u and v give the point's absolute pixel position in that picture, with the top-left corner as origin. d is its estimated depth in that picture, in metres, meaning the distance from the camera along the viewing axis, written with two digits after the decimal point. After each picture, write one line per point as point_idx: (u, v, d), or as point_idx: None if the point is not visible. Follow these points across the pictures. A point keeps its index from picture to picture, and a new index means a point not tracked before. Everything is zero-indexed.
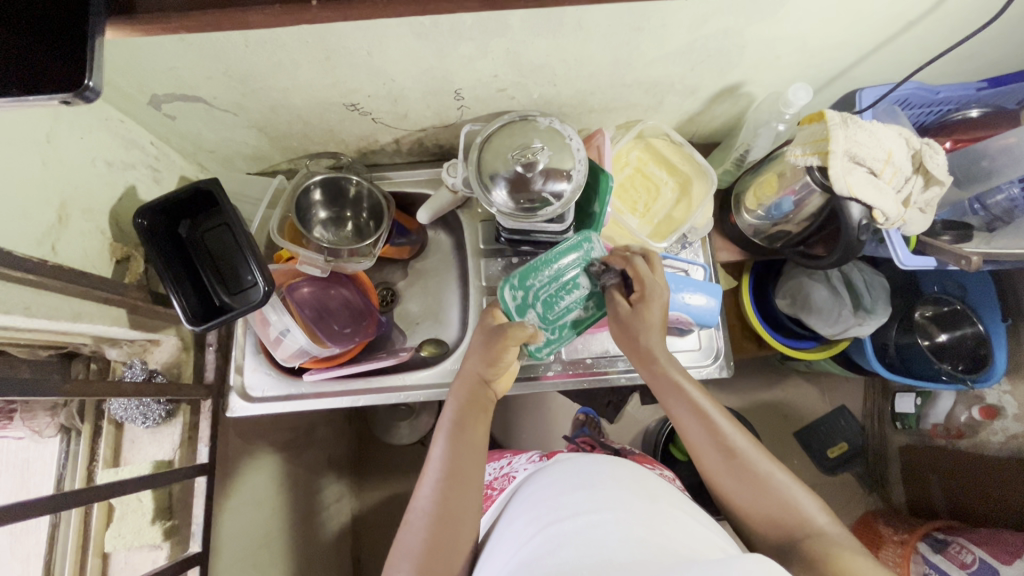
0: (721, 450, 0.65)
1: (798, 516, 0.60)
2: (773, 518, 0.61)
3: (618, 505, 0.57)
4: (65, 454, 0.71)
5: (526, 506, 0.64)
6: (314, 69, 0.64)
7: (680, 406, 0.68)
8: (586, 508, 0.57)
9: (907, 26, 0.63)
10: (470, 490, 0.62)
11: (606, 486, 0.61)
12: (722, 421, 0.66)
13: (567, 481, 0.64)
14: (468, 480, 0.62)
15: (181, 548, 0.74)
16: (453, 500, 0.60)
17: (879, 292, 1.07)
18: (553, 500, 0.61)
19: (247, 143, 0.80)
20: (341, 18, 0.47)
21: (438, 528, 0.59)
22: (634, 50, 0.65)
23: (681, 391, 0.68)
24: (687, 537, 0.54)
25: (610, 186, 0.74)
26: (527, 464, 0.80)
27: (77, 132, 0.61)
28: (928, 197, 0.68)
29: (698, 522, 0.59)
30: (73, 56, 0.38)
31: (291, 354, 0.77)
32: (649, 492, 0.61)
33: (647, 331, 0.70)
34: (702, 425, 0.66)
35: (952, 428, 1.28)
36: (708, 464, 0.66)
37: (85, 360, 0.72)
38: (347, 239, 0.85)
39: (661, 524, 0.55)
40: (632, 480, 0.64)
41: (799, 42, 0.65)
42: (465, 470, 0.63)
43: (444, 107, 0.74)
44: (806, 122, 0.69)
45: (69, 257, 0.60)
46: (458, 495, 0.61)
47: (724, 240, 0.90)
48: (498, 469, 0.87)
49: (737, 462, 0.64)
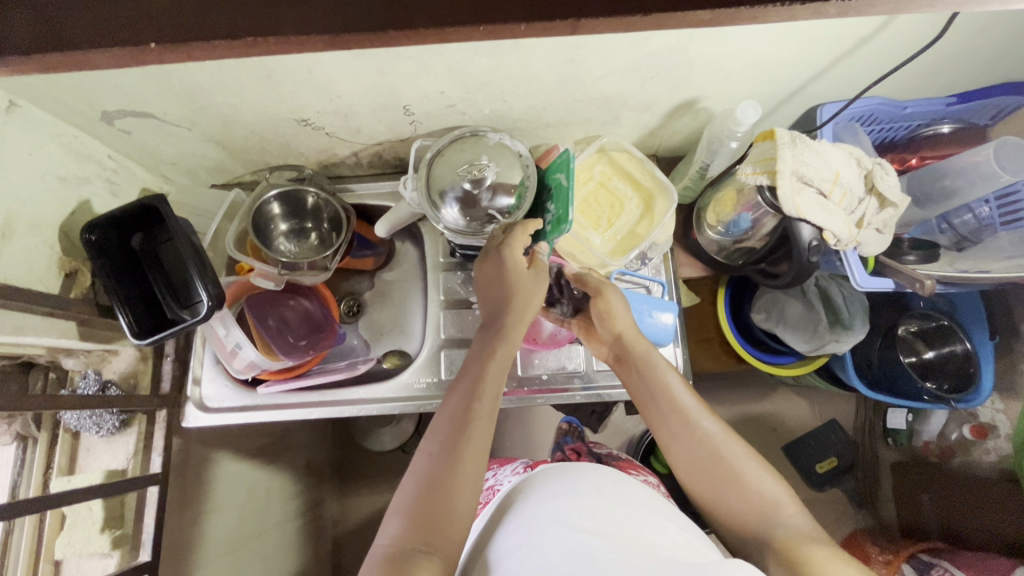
0: (687, 434, 0.64)
1: (767, 499, 0.60)
2: (741, 499, 0.61)
3: (599, 511, 0.56)
4: (19, 461, 0.70)
5: (503, 515, 0.63)
6: (257, 87, 0.64)
7: (652, 390, 0.67)
8: (568, 513, 0.55)
9: (860, 43, 0.61)
10: (481, 424, 0.58)
11: (587, 490, 0.59)
12: (690, 405, 0.65)
13: (547, 487, 0.62)
14: (478, 424, 0.58)
15: (132, 556, 0.75)
16: (464, 449, 0.56)
17: (857, 308, 1.02)
18: (535, 508, 0.58)
19: (207, 156, 0.80)
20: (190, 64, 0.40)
21: (440, 466, 0.55)
22: (579, 67, 0.63)
23: (652, 375, 0.67)
24: (667, 540, 0.54)
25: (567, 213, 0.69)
26: (512, 477, 0.75)
27: (23, 148, 0.62)
28: (884, 218, 0.66)
29: (678, 527, 0.58)
30: None
31: (244, 366, 0.79)
32: (628, 498, 0.60)
33: (625, 318, 0.71)
34: (671, 411, 0.65)
35: (944, 446, 1.24)
36: (673, 446, 0.65)
37: (42, 369, 0.73)
38: (310, 251, 0.86)
39: (642, 532, 0.54)
40: (612, 484, 0.62)
41: (748, 60, 0.63)
42: (479, 416, 0.58)
43: (396, 122, 0.74)
44: (759, 140, 0.67)
45: (13, 272, 0.62)
46: (470, 441, 0.57)
47: (688, 254, 0.89)
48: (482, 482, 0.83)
49: (703, 446, 0.63)
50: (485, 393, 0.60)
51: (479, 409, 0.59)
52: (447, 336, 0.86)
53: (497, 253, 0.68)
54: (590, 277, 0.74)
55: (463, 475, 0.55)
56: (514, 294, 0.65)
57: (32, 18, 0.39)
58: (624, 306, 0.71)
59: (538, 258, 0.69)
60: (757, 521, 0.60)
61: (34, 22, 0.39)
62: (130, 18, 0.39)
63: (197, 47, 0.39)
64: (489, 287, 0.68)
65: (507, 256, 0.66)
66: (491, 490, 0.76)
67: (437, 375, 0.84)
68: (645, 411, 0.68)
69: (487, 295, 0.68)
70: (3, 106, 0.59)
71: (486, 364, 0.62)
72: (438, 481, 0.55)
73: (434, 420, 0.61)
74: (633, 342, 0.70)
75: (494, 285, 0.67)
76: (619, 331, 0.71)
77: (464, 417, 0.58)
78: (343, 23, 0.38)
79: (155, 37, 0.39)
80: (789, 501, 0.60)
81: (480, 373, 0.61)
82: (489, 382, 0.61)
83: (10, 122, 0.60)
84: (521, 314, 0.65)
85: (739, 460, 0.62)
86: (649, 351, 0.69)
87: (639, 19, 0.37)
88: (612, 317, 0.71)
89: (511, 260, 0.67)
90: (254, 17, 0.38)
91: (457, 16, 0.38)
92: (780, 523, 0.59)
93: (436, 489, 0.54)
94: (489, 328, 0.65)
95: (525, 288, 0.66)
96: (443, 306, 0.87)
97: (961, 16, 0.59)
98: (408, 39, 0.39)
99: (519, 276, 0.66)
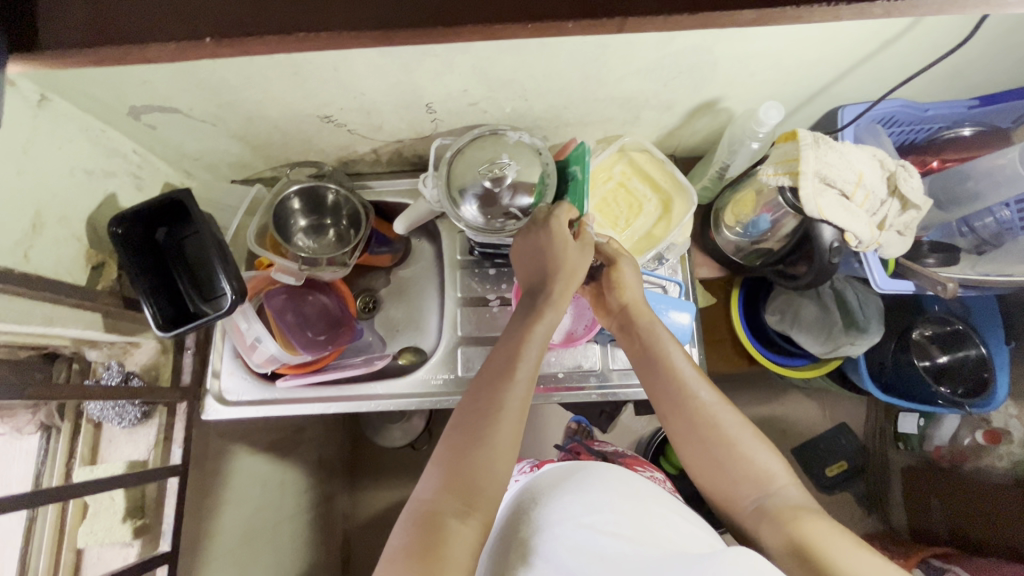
0: (685, 402, 0.65)
1: (764, 469, 0.61)
2: (735, 468, 0.62)
3: (606, 505, 0.56)
4: (42, 452, 0.71)
5: (511, 509, 0.63)
6: (284, 83, 0.65)
7: (653, 360, 0.68)
8: (575, 510, 0.56)
9: (885, 44, 0.61)
10: (519, 385, 0.59)
11: (594, 486, 0.60)
12: (689, 375, 0.66)
13: (554, 483, 0.62)
14: (521, 381, 0.60)
15: (153, 546, 0.76)
16: (505, 403, 0.58)
17: (873, 311, 1.01)
18: (543, 504, 0.59)
19: (230, 152, 0.81)
20: (239, 58, 0.41)
21: (481, 423, 0.57)
22: (602, 66, 0.64)
23: (655, 344, 0.68)
24: (674, 534, 0.54)
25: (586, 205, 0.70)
26: (520, 474, 0.76)
27: (54, 142, 0.63)
28: (906, 220, 0.65)
29: (685, 520, 0.58)
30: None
31: (264, 360, 0.80)
32: (636, 491, 0.60)
33: (632, 287, 0.71)
34: (671, 378, 0.66)
35: (956, 451, 1.24)
36: (671, 415, 0.66)
37: (66, 360, 0.73)
38: (328, 247, 0.86)
39: (650, 525, 0.54)
40: (620, 480, 0.62)
41: (771, 61, 0.63)
42: (521, 378, 0.60)
43: (418, 120, 0.75)
44: (782, 140, 0.67)
45: (42, 263, 0.62)
46: (511, 398, 0.58)
47: (705, 255, 0.89)
48: None
49: (699, 414, 0.64)
50: (525, 356, 0.61)
51: (522, 370, 0.60)
52: (464, 334, 0.86)
53: (544, 226, 0.67)
54: (609, 246, 0.73)
55: (502, 434, 0.56)
56: (559, 265, 0.65)
57: (90, 13, 0.40)
58: (636, 278, 0.71)
59: (583, 232, 0.69)
60: (751, 489, 0.61)
61: (94, 18, 0.40)
62: (186, 14, 0.40)
63: (250, 42, 0.40)
64: (530, 259, 0.69)
65: (554, 230, 0.66)
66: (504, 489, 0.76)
67: (453, 372, 0.84)
68: (645, 380, 0.68)
69: (530, 269, 0.69)
70: (35, 100, 0.60)
71: (529, 330, 0.63)
72: (477, 438, 0.56)
73: (473, 382, 0.62)
74: (636, 312, 0.71)
75: (535, 256, 0.68)
76: (626, 302, 0.71)
77: (506, 378, 0.59)
78: (394, 18, 0.39)
79: (209, 32, 0.40)
80: (784, 475, 0.61)
81: (522, 339, 0.62)
82: (531, 346, 0.62)
83: (42, 116, 0.61)
84: (563, 284, 0.65)
85: (734, 430, 0.63)
86: (654, 322, 0.70)
87: (685, 18, 0.38)
88: (622, 288, 0.72)
89: (557, 229, 0.66)
90: (305, 14, 0.39)
91: (505, 13, 0.39)
92: (776, 494, 0.60)
93: (475, 445, 0.56)
94: (534, 296, 0.66)
95: (569, 263, 0.65)
96: (460, 303, 0.87)
97: (990, 18, 0.59)
98: (455, 35, 0.39)
99: (566, 251, 0.66)
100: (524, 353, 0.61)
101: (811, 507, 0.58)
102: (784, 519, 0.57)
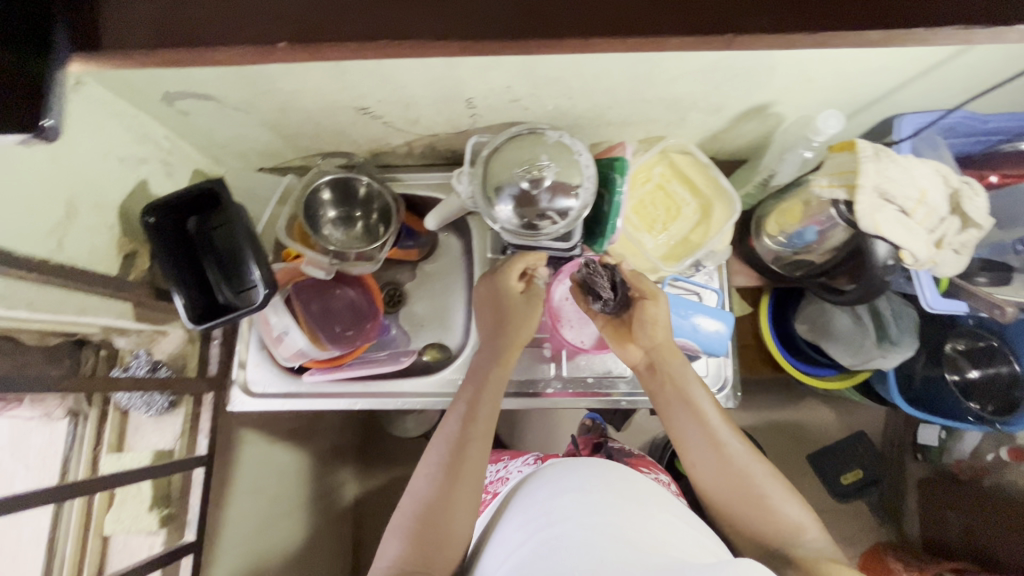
0: (713, 449, 0.64)
1: (790, 521, 0.60)
2: (763, 520, 0.61)
3: (606, 508, 0.54)
4: (71, 437, 0.72)
5: (513, 513, 0.61)
6: (323, 74, 0.62)
7: (682, 407, 0.67)
8: (574, 512, 0.54)
9: (956, 54, 0.58)
10: (476, 448, 0.63)
11: (595, 487, 0.58)
12: (718, 424, 0.65)
13: (555, 485, 0.60)
14: (474, 443, 0.63)
15: (177, 535, 0.77)
16: (465, 458, 0.62)
17: (906, 323, 0.98)
18: (544, 504, 0.57)
19: (260, 140, 0.79)
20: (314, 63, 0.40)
21: (443, 485, 0.60)
22: (654, 66, 0.61)
23: (684, 389, 0.68)
24: (674, 540, 0.52)
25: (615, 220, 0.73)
26: (521, 467, 0.76)
27: (90, 128, 0.61)
28: (964, 239, 0.62)
29: (685, 524, 0.57)
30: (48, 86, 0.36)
31: (291, 354, 0.79)
32: (638, 493, 0.59)
33: (662, 328, 0.71)
34: (699, 427, 0.65)
35: (976, 465, 1.20)
36: (697, 460, 0.66)
37: (94, 347, 0.73)
38: (355, 240, 0.84)
39: (649, 531, 0.52)
40: (621, 480, 0.61)
41: (832, 66, 0.60)
42: (475, 435, 0.63)
43: (456, 115, 0.73)
44: (837, 149, 0.65)
45: (75, 252, 0.61)
46: (468, 459, 0.62)
47: (741, 262, 0.87)
48: (493, 472, 0.83)
49: (728, 461, 0.64)
50: (482, 413, 0.65)
51: (475, 427, 0.64)
52: None
53: (497, 277, 0.75)
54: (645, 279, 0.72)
55: (460, 495, 0.59)
56: (507, 318, 0.74)
57: (157, 13, 0.39)
58: (667, 316, 0.71)
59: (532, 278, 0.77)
60: (775, 540, 0.60)
61: (162, 20, 0.39)
62: (259, 16, 0.39)
63: (323, 51, 0.39)
64: (484, 309, 0.76)
65: (502, 281, 0.75)
66: (502, 479, 0.77)
67: None
68: (670, 425, 0.69)
69: (482, 317, 0.76)
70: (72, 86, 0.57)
71: (482, 385, 0.68)
72: (438, 500, 0.59)
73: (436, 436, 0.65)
74: (666, 356, 0.70)
75: (490, 312, 0.76)
76: (658, 342, 0.70)
77: (464, 438, 0.63)
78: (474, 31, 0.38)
79: (285, 37, 0.39)
80: (812, 527, 0.60)
81: (475, 393, 0.68)
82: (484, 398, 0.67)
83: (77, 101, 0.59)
84: (501, 338, 0.73)
85: (763, 482, 0.63)
86: (684, 366, 0.69)
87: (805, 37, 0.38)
88: (654, 326, 0.71)
89: (506, 287, 0.75)
90: (382, 18, 0.39)
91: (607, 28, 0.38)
92: (801, 546, 0.59)
93: (433, 512, 0.58)
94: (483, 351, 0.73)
95: (514, 321, 0.74)
96: None
97: None
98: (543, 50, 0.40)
99: (512, 308, 0.74)
100: (479, 411, 0.65)
101: (839, 559, 0.57)
102: (807, 565, 0.55)
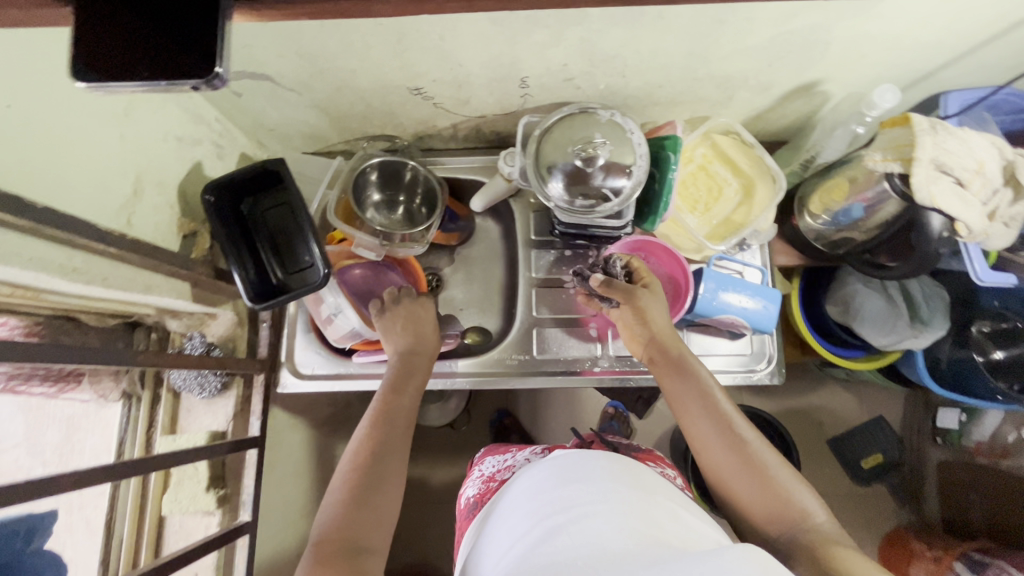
0: (720, 428, 0.62)
1: (797, 502, 0.57)
2: (771, 500, 0.57)
3: (614, 496, 0.48)
4: (126, 419, 0.74)
5: (510, 506, 0.55)
6: (384, 51, 0.62)
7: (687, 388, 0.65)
8: (576, 501, 0.48)
9: (1012, 26, 0.60)
10: (401, 443, 0.64)
11: (600, 475, 0.52)
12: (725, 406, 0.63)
13: (553, 475, 0.54)
14: (399, 440, 0.65)
15: (232, 515, 0.78)
16: (390, 450, 0.63)
17: (938, 305, 0.99)
18: (543, 494, 0.51)
19: (308, 123, 0.79)
20: None
21: (373, 472, 0.60)
22: (713, 42, 0.62)
23: (688, 369, 0.66)
24: (681, 530, 0.47)
25: (668, 200, 0.73)
26: (529, 457, 0.69)
27: (151, 108, 0.62)
28: (1015, 211, 0.63)
29: (692, 516, 0.51)
30: (200, 37, 0.36)
31: (342, 335, 0.79)
32: (644, 482, 0.53)
33: (659, 315, 0.70)
34: (704, 407, 0.63)
35: (997, 447, 1.14)
36: (702, 441, 0.63)
37: (146, 329, 0.74)
38: (398, 223, 0.85)
39: (656, 517, 0.47)
40: (626, 470, 0.55)
41: (889, 40, 0.61)
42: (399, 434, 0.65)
43: (508, 94, 0.73)
44: (889, 125, 0.66)
45: (142, 230, 0.62)
46: (395, 452, 0.63)
47: (783, 242, 0.88)
48: (500, 461, 0.74)
49: (735, 440, 0.61)
50: (401, 414, 0.67)
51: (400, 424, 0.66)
52: (539, 315, 0.86)
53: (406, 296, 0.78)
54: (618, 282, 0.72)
55: (391, 482, 0.60)
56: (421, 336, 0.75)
57: None
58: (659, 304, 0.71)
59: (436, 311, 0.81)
60: (782, 523, 0.56)
61: None
62: None
63: None
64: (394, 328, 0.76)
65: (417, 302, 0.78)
66: (509, 467, 0.70)
67: (528, 352, 0.85)
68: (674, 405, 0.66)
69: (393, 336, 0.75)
70: None
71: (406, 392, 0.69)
72: (373, 483, 0.59)
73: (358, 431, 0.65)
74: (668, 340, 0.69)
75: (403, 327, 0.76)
76: (656, 328, 0.69)
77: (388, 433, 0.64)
78: None
79: None
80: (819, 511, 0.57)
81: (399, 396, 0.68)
82: (400, 408, 0.67)
83: None
84: (421, 353, 0.74)
85: (773, 465, 0.59)
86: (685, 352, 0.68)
87: None
88: (649, 313, 0.70)
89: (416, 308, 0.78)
90: None
91: None
92: (807, 527, 0.55)
93: (366, 497, 0.58)
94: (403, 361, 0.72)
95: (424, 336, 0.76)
96: (535, 284, 0.87)
97: None
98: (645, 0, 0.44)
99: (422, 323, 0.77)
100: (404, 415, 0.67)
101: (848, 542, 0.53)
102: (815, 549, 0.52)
